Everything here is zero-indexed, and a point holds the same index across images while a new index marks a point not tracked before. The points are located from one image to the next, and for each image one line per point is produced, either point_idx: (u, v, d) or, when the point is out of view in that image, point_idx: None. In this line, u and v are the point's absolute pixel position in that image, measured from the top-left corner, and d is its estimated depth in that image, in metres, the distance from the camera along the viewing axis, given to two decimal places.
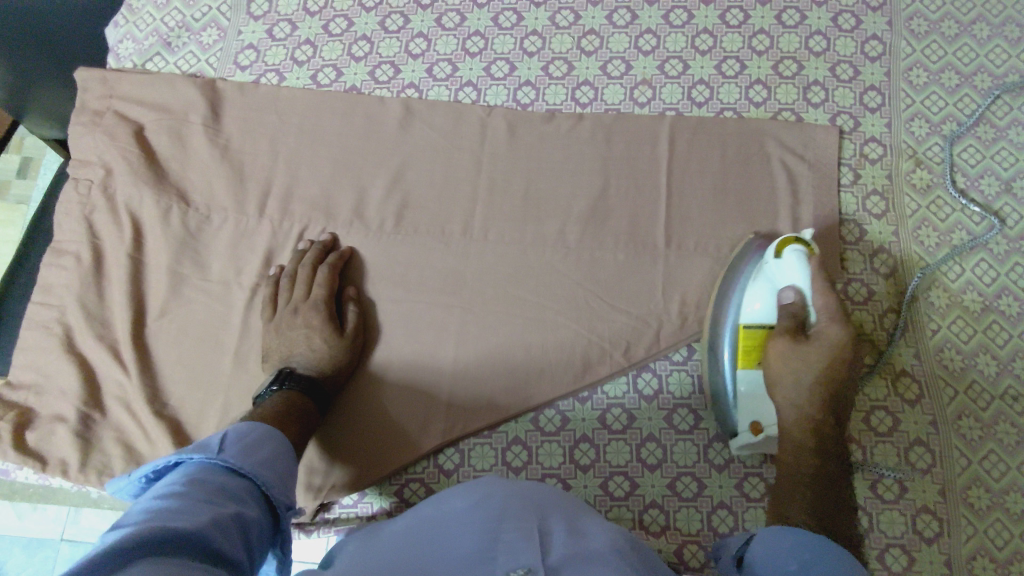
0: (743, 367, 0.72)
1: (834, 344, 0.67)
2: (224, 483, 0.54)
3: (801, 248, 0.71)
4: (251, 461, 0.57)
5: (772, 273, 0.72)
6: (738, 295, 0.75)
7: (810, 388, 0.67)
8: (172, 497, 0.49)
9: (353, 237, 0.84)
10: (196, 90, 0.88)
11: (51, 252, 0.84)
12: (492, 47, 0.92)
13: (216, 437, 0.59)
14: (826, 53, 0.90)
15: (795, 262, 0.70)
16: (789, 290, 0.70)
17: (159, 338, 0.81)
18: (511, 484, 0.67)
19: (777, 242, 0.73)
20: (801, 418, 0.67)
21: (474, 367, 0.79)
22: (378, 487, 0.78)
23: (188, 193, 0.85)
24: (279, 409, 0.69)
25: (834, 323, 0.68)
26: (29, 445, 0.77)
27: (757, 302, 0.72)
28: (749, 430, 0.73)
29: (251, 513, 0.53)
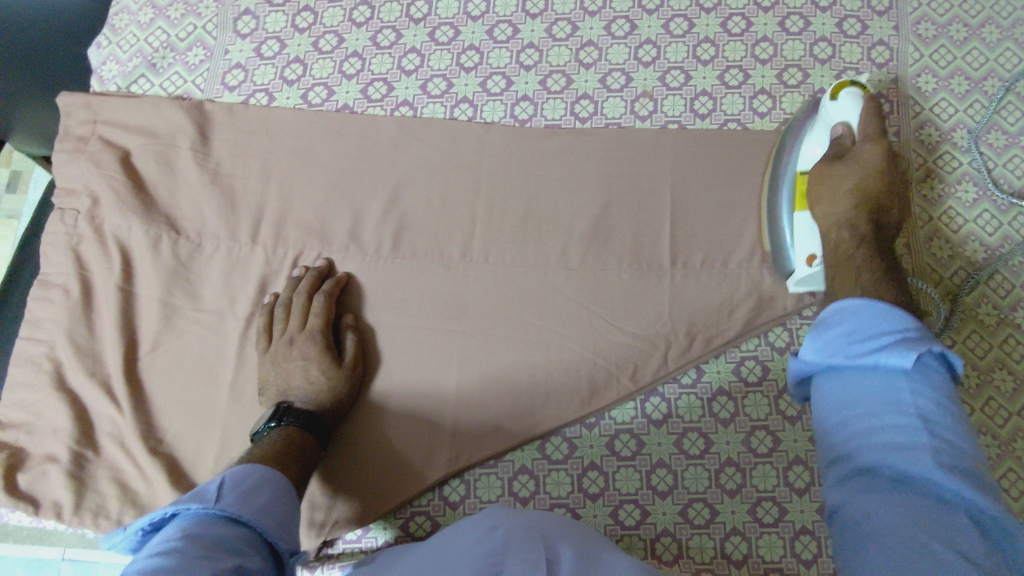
0: (798, 210, 0.73)
1: (873, 160, 0.69)
2: (223, 534, 0.52)
3: (856, 90, 0.72)
4: (250, 508, 0.56)
5: (825, 114, 0.74)
6: (795, 147, 0.77)
7: (850, 198, 0.68)
8: (168, 555, 0.47)
9: (349, 262, 0.82)
10: (183, 114, 0.85)
11: (39, 286, 0.81)
12: (488, 61, 0.89)
13: (213, 482, 0.57)
14: (832, 60, 0.87)
15: (848, 101, 0.72)
16: (840, 125, 0.72)
17: (152, 372, 0.78)
18: (517, 513, 0.64)
19: (833, 86, 0.74)
20: (844, 215, 0.68)
21: (478, 394, 0.77)
22: (382, 520, 0.76)
23: (178, 220, 0.82)
24: (278, 448, 0.67)
25: (873, 142, 0.69)
26: (21, 487, 0.75)
27: (815, 147, 0.74)
28: (802, 264, 0.72)
29: (252, 565, 0.51)
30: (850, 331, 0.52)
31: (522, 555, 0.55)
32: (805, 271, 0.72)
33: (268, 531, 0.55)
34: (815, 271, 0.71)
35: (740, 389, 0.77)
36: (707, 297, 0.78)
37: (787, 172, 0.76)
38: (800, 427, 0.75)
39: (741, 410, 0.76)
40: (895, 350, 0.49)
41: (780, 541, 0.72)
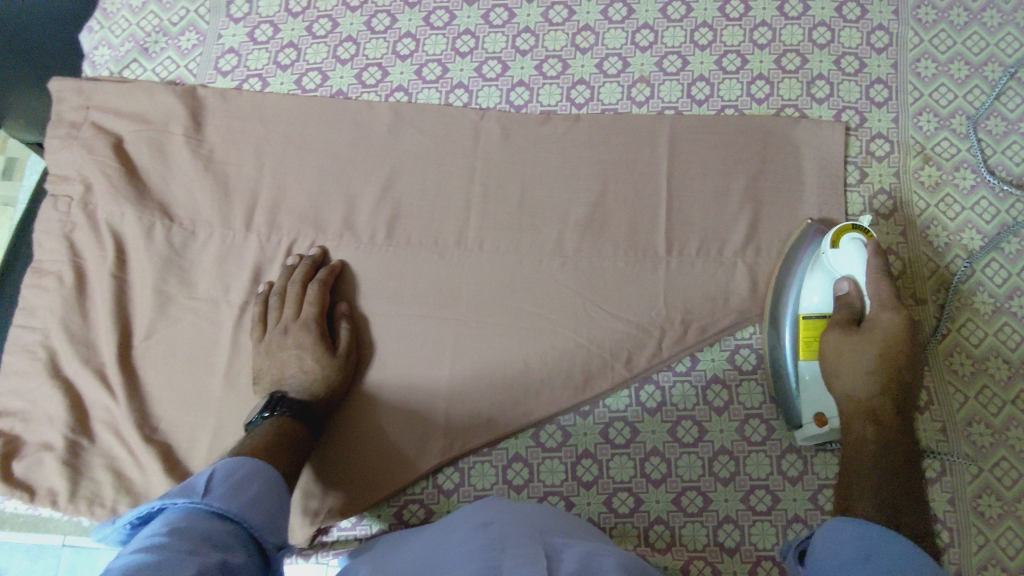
0: (804, 358, 0.72)
1: (890, 335, 0.65)
2: (211, 529, 0.52)
3: (858, 237, 0.71)
4: (238, 502, 0.56)
5: (827, 264, 0.72)
6: (795, 286, 0.75)
7: (868, 375, 0.64)
8: (155, 549, 0.47)
9: (343, 250, 0.81)
10: (175, 99, 0.85)
11: (32, 273, 0.81)
12: (483, 46, 0.88)
13: (202, 477, 0.57)
14: (831, 45, 0.86)
15: (853, 252, 0.70)
16: (845, 280, 0.70)
17: (146, 360, 0.78)
18: (510, 506, 0.66)
19: (833, 231, 0.73)
20: (860, 396, 0.64)
21: (472, 383, 0.77)
22: (376, 508, 0.76)
23: (172, 207, 0.82)
24: (271, 437, 0.67)
25: (886, 312, 0.66)
26: (16, 474, 0.75)
27: (815, 293, 0.72)
28: (812, 421, 0.71)
29: (239, 559, 0.51)
30: (860, 555, 0.50)
31: (516, 544, 0.56)
32: (818, 430, 0.71)
33: (254, 526, 0.55)
34: (826, 431, 0.70)
35: (734, 378, 0.77)
36: (702, 286, 0.78)
37: (787, 316, 0.74)
38: None
39: (735, 398, 0.76)
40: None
41: (773, 529, 0.72)
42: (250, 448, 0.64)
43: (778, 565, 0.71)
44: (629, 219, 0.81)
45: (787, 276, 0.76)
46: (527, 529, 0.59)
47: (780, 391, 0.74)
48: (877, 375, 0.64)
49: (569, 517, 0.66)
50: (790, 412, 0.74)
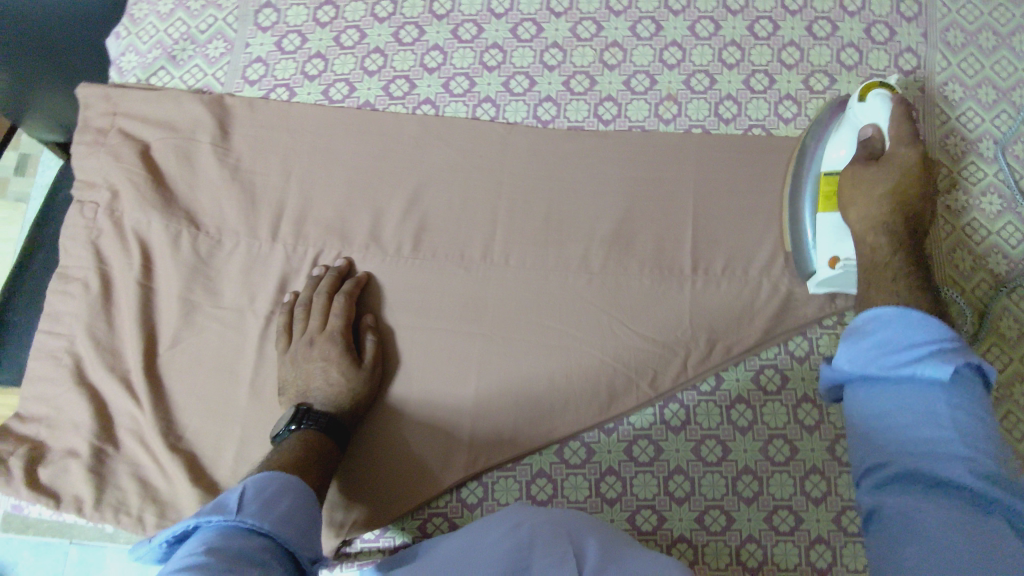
0: (822, 211, 0.73)
1: (909, 166, 0.69)
2: (244, 547, 0.52)
3: (883, 92, 0.72)
4: (271, 519, 0.56)
5: (852, 117, 0.74)
6: (820, 148, 0.76)
7: (885, 202, 0.68)
8: (194, 568, 0.47)
9: (369, 262, 0.81)
10: (203, 107, 0.85)
11: (58, 279, 0.81)
12: (511, 60, 0.88)
13: (233, 493, 0.57)
14: (859, 66, 0.86)
15: (878, 103, 0.72)
16: (870, 127, 0.71)
17: (171, 368, 0.78)
18: (539, 509, 0.66)
19: (862, 88, 0.74)
20: (879, 228, 0.68)
21: (497, 397, 0.77)
22: (400, 521, 0.76)
23: (198, 216, 0.82)
24: (299, 452, 0.67)
25: (906, 153, 0.69)
26: (41, 481, 0.75)
27: (841, 147, 0.73)
28: (827, 266, 0.73)
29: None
30: (885, 341, 0.54)
31: (548, 552, 0.57)
32: (829, 275, 0.72)
33: (288, 542, 0.55)
34: (842, 271, 0.72)
35: (759, 398, 0.77)
36: (728, 305, 0.78)
37: (809, 171, 0.76)
38: (818, 437, 0.75)
39: (759, 418, 0.76)
40: (929, 361, 0.51)
41: (796, 549, 0.73)
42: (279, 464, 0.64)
43: None
44: (655, 236, 0.81)
45: (811, 134, 0.78)
46: (554, 531, 0.60)
47: (795, 239, 0.76)
48: (894, 241, 0.68)
49: (602, 525, 0.65)
50: (802, 262, 0.76)
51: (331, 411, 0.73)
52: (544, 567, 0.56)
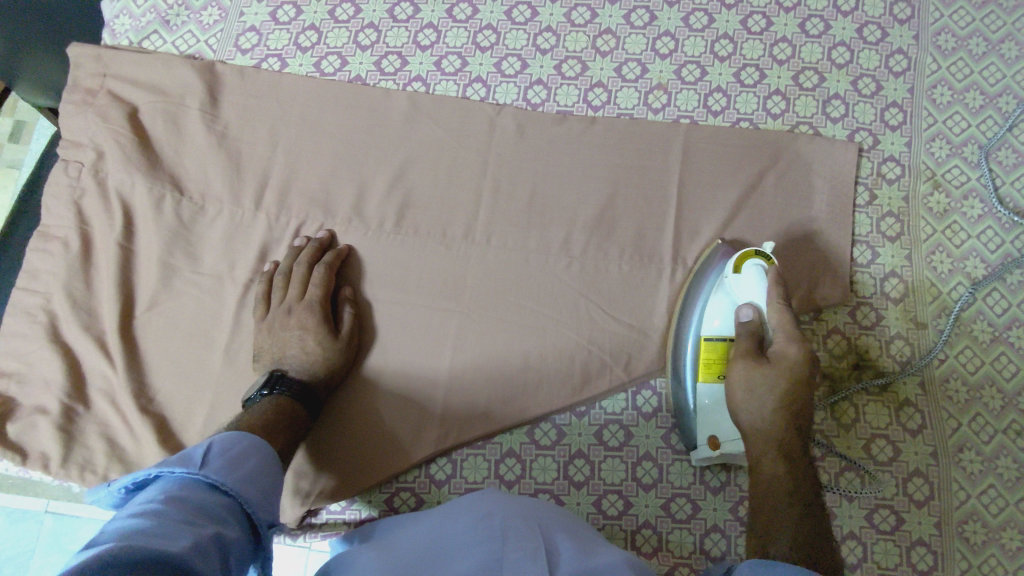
0: (703, 380, 0.71)
1: (794, 373, 0.65)
2: (204, 502, 0.52)
3: (761, 263, 0.70)
4: (235, 478, 0.56)
5: (731, 289, 0.71)
6: (699, 307, 0.74)
7: (771, 409, 0.64)
8: (149, 516, 0.47)
9: (351, 235, 0.81)
10: (193, 73, 0.85)
11: (39, 236, 0.81)
12: (504, 42, 0.89)
13: (200, 448, 0.58)
14: (849, 66, 0.87)
15: (754, 277, 0.69)
16: (748, 307, 0.69)
17: (147, 331, 0.78)
18: (508, 498, 0.67)
19: (737, 255, 0.72)
20: (767, 443, 0.64)
21: (471, 375, 0.77)
22: (367, 494, 0.77)
23: (182, 181, 0.82)
24: (268, 415, 0.67)
25: (784, 347, 0.66)
26: (10, 436, 0.75)
27: (717, 316, 0.72)
28: (707, 446, 0.72)
29: (232, 533, 0.51)
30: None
31: (520, 544, 0.57)
32: (710, 453, 0.72)
33: (250, 503, 0.55)
34: (720, 455, 0.71)
35: None
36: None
37: (688, 334, 0.74)
38: None
39: None
40: None
41: None
42: (248, 424, 0.64)
43: None
44: (637, 224, 0.81)
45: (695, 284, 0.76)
46: (526, 524, 0.60)
47: (682, 419, 0.74)
48: (774, 391, 0.64)
49: (571, 519, 0.66)
50: (686, 428, 0.74)
51: (305, 379, 0.73)
52: (516, 560, 0.55)
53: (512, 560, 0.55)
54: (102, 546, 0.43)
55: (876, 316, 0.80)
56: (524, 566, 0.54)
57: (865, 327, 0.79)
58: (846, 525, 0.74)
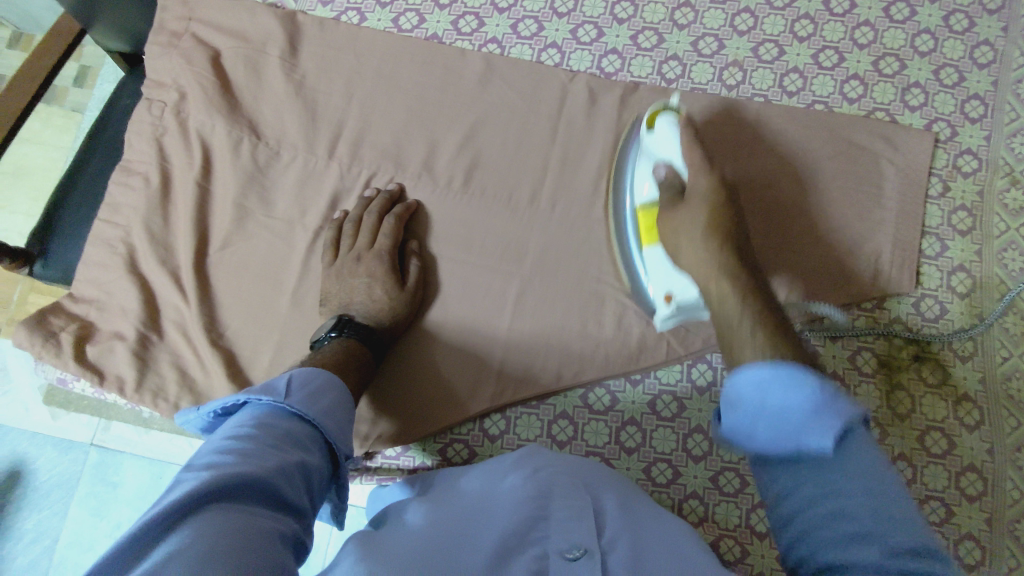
0: (648, 248, 0.73)
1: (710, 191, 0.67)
2: (291, 430, 0.55)
3: (671, 118, 0.73)
4: (316, 409, 0.59)
5: (650, 148, 0.75)
6: (630, 195, 0.78)
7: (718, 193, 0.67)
8: (242, 440, 0.51)
9: (420, 191, 0.83)
10: (276, 21, 0.86)
11: (120, 170, 0.83)
12: (582, 9, 0.88)
13: (283, 379, 0.60)
14: (932, 54, 0.86)
15: (666, 129, 0.72)
16: (663, 164, 0.72)
17: (220, 269, 0.81)
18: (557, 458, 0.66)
19: (648, 115, 0.75)
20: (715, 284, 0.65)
21: (530, 335, 0.79)
22: (422, 443, 0.79)
23: (260, 125, 0.83)
24: (338, 356, 0.70)
25: (710, 178, 0.67)
26: (88, 359, 0.78)
27: (644, 186, 0.74)
28: (664, 303, 0.71)
29: (316, 461, 0.55)
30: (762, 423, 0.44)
31: (566, 502, 0.56)
32: (668, 311, 0.70)
33: (330, 434, 0.58)
34: (677, 309, 0.70)
35: None
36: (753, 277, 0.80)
37: (629, 210, 0.78)
38: None
39: None
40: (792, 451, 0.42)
41: None
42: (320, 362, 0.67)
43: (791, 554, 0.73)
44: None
45: (621, 189, 0.80)
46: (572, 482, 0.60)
47: (639, 288, 0.77)
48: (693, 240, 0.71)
49: (602, 477, 0.64)
50: (646, 303, 0.76)
51: (371, 325, 0.76)
52: (561, 517, 0.54)
53: (560, 519, 0.54)
54: (199, 471, 0.46)
55: (941, 308, 0.79)
56: (571, 525, 0.54)
57: (929, 319, 0.79)
58: None
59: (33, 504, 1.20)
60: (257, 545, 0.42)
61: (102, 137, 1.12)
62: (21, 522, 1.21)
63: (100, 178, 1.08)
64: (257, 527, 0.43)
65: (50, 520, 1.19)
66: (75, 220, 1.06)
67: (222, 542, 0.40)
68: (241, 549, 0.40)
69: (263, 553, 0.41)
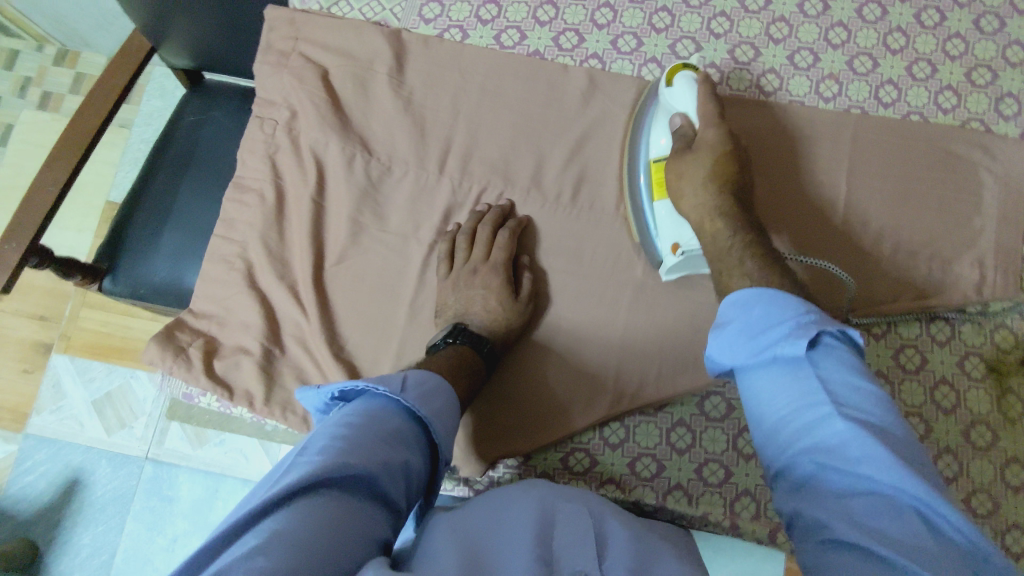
0: (657, 198, 0.77)
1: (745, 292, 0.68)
2: (399, 426, 0.57)
3: (689, 75, 0.76)
4: (428, 410, 0.60)
5: (666, 101, 0.78)
6: (647, 131, 0.81)
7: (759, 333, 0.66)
8: (353, 429, 0.53)
9: (530, 204, 0.85)
10: (383, 39, 0.88)
11: (234, 188, 0.85)
12: (679, 25, 0.90)
13: (399, 374, 0.62)
14: (1023, 65, 0.88)
15: (684, 85, 0.76)
16: (680, 116, 0.76)
17: (337, 282, 0.82)
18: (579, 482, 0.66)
19: (668, 72, 0.78)
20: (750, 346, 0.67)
21: (643, 342, 0.80)
22: (542, 453, 0.81)
23: (371, 142, 0.85)
24: (452, 363, 0.71)
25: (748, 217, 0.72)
26: (216, 374, 0.79)
27: (662, 137, 0.78)
28: (671, 253, 0.76)
29: (416, 462, 0.56)
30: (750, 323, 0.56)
31: (570, 529, 0.55)
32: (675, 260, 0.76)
33: (437, 436, 0.60)
34: (683, 258, 0.75)
35: (897, 374, 0.81)
36: (858, 284, 0.82)
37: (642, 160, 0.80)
38: (954, 419, 0.80)
39: (897, 394, 0.81)
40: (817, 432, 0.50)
41: None
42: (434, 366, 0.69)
43: None
44: (792, 215, 0.84)
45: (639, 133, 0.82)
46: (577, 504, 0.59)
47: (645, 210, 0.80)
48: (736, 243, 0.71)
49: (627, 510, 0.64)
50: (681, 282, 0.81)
51: (486, 334, 0.77)
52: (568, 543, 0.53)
53: (566, 544, 0.53)
54: (312, 456, 0.50)
55: None
56: (578, 551, 0.53)
57: None
58: (1011, 516, 0.76)
59: (90, 519, 1.23)
60: (344, 550, 0.45)
61: (168, 153, 1.13)
62: (80, 537, 1.23)
63: (169, 194, 1.09)
64: (350, 527, 0.47)
65: (108, 534, 1.22)
66: (144, 236, 1.06)
67: (315, 537, 0.44)
68: (331, 550, 0.44)
69: (347, 554, 0.45)
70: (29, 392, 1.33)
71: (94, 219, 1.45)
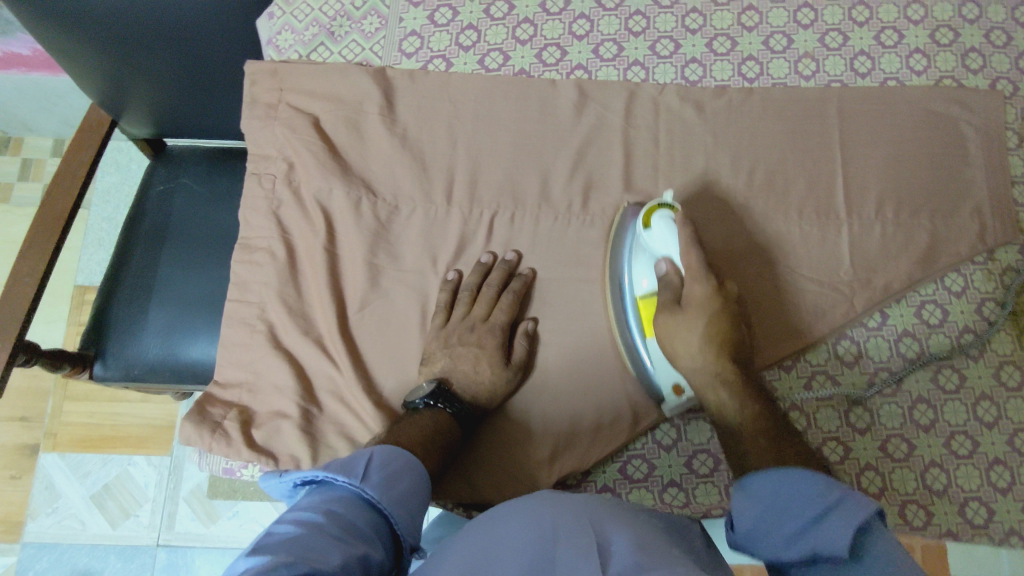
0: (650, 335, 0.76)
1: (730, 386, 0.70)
2: (359, 517, 0.52)
3: (667, 213, 0.76)
4: (391, 496, 0.55)
5: (647, 244, 0.77)
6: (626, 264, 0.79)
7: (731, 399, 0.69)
8: (308, 525, 0.48)
9: (543, 221, 0.84)
10: (369, 79, 0.87)
11: (242, 249, 0.83)
12: (655, 26, 0.93)
13: (362, 459, 0.57)
14: (979, 20, 0.93)
15: (664, 226, 0.75)
16: (664, 261, 0.75)
17: (363, 329, 0.80)
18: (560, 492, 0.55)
19: (645, 212, 0.77)
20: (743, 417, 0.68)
21: None
22: (602, 468, 0.80)
23: (374, 183, 0.84)
24: (430, 430, 0.70)
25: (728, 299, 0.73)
26: (258, 443, 0.76)
27: (644, 277, 0.77)
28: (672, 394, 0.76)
29: (379, 555, 0.50)
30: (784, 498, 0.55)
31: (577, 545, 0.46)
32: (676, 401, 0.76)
33: (399, 525, 0.54)
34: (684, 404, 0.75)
35: (923, 330, 0.83)
36: (872, 248, 0.84)
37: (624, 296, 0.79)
38: (983, 365, 0.82)
39: (927, 350, 0.83)
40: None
41: (976, 471, 0.79)
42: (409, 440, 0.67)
43: (924, 508, 0.79)
44: (795, 194, 0.86)
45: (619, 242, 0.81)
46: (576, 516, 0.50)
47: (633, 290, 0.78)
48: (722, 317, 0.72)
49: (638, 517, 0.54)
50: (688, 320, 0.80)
51: (467, 398, 0.76)
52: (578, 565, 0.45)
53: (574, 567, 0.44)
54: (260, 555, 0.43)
55: None
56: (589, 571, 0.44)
57: None
58: None
59: None
60: None
61: (144, 223, 1.05)
62: None
63: (150, 268, 1.02)
64: None
65: None
66: (128, 316, 1.00)
67: None
68: None
69: None
70: (20, 500, 1.25)
71: (64, 306, 1.39)
